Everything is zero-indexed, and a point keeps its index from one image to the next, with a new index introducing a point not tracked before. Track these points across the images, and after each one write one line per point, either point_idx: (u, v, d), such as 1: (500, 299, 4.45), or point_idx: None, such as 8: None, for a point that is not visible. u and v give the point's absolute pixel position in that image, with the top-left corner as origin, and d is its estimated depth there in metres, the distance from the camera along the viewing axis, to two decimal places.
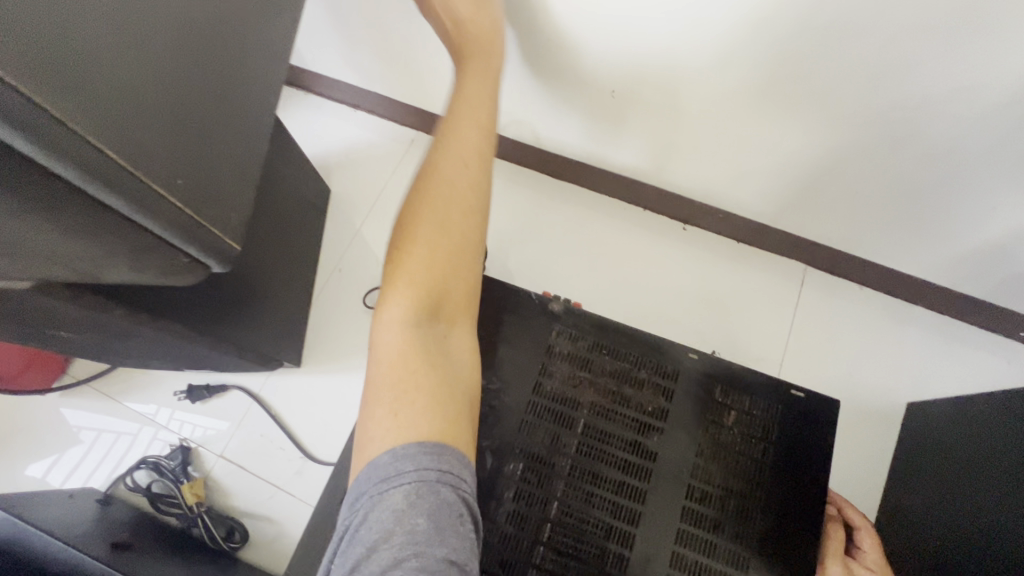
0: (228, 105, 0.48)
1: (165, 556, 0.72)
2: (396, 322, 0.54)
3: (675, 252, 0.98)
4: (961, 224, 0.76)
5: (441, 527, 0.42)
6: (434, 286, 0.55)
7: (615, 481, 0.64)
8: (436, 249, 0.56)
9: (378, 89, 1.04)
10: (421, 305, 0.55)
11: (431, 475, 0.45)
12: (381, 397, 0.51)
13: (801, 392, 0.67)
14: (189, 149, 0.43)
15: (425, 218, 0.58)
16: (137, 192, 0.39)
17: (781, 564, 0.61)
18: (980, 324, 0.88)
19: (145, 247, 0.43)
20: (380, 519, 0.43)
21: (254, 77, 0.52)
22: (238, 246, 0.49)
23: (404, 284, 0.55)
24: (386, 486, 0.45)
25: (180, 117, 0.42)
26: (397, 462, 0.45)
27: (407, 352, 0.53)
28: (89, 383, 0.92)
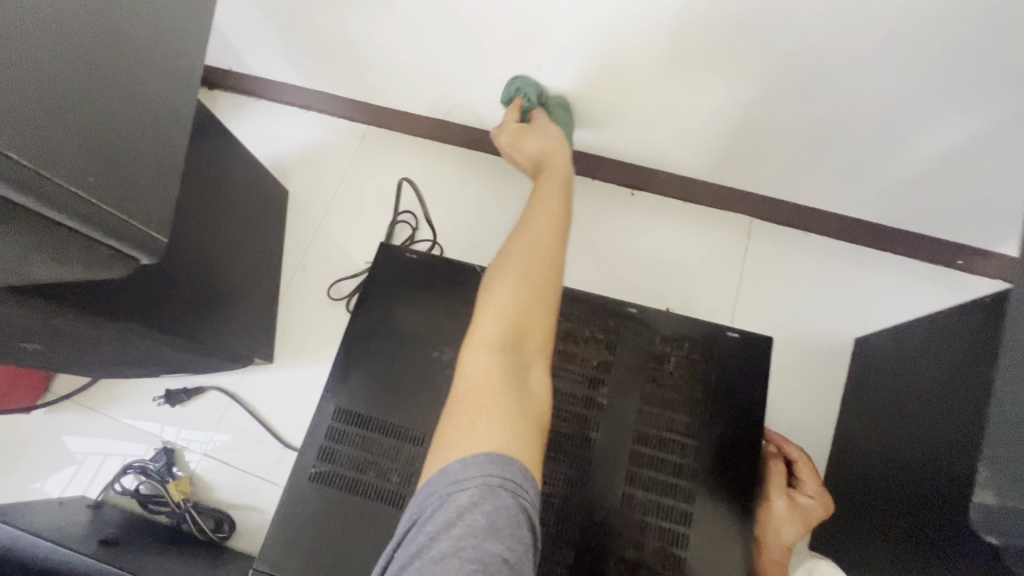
0: (138, 110, 0.51)
1: (154, 549, 0.76)
2: (482, 348, 0.56)
3: (624, 217, 1.01)
4: (886, 160, 0.79)
5: (498, 523, 0.43)
6: (516, 322, 0.57)
7: (567, 434, 0.68)
8: (523, 291, 0.58)
9: (324, 88, 1.06)
10: (504, 338, 0.56)
11: (495, 480, 0.45)
12: (461, 408, 0.52)
13: (736, 333, 0.70)
14: (101, 150, 0.47)
15: (510, 270, 0.61)
16: (50, 192, 0.42)
17: (729, 496, 0.65)
18: (919, 255, 0.92)
19: (69, 247, 0.45)
20: (445, 514, 0.44)
21: (167, 80, 0.55)
22: (162, 238, 0.53)
23: (495, 316, 0.57)
24: (454, 489, 0.46)
25: (88, 126, 0.46)
26: (465, 468, 0.46)
27: (489, 376, 0.53)
28: (72, 398, 0.96)
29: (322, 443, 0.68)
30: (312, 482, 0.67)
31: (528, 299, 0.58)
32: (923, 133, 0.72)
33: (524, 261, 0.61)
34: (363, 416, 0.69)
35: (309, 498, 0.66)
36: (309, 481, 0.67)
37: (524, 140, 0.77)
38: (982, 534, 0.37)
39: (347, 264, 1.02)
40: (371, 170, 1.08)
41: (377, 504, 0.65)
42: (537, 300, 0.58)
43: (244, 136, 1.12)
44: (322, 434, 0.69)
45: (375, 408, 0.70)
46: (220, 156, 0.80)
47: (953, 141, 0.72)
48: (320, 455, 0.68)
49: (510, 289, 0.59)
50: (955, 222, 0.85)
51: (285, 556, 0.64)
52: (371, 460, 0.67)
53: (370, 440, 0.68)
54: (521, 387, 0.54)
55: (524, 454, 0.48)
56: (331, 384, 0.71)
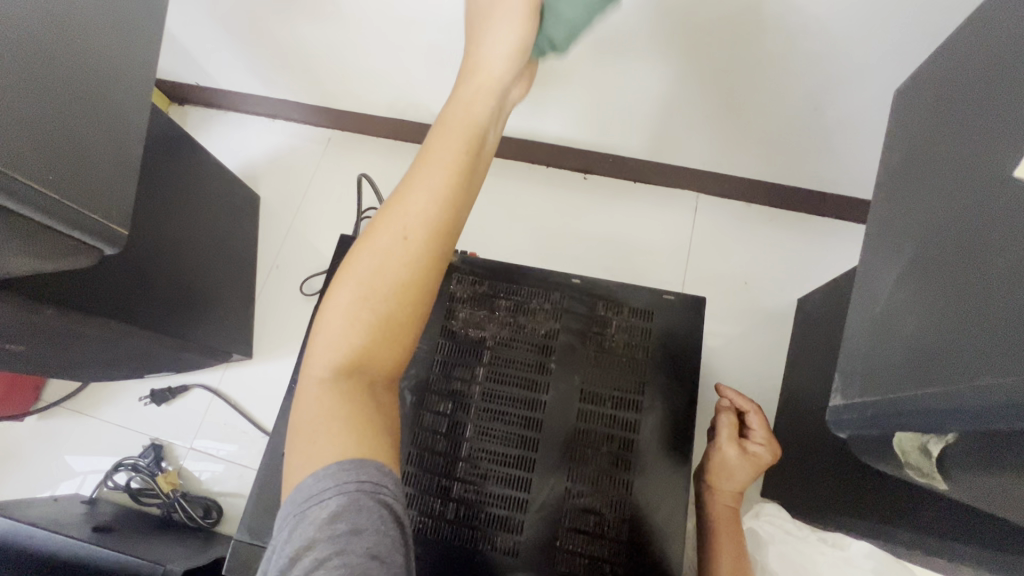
0: (94, 118, 0.56)
1: (145, 535, 0.81)
2: (329, 346, 0.49)
3: (578, 200, 1.07)
4: (804, 131, 0.84)
5: (361, 524, 0.41)
6: (381, 329, 0.49)
7: (520, 398, 0.73)
8: (382, 288, 0.49)
9: (288, 97, 1.11)
10: (361, 347, 0.49)
11: (351, 486, 0.43)
12: (306, 421, 0.48)
13: (672, 295, 0.76)
14: (63, 154, 0.52)
15: (359, 249, 0.51)
16: (18, 189, 0.47)
17: (668, 444, 0.70)
18: (851, 219, 0.98)
19: (36, 236, 0.50)
20: (303, 531, 0.41)
21: (122, 93, 0.60)
22: (124, 232, 0.58)
23: (344, 317, 0.49)
24: (308, 503, 0.43)
25: (53, 135, 0.51)
26: (318, 481, 0.44)
27: (334, 390, 0.48)
28: (62, 403, 1.01)
29: (294, 421, 0.73)
30: (285, 458, 0.71)
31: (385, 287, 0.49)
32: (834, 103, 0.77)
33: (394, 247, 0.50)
34: None
35: (283, 473, 0.71)
36: (283, 458, 0.71)
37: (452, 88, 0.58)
38: (836, 430, 0.47)
39: (318, 261, 1.07)
40: (337, 171, 1.14)
41: None
42: (387, 301, 0.49)
43: (215, 146, 1.17)
44: (293, 413, 0.74)
45: None
46: (186, 165, 0.85)
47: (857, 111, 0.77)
48: (292, 432, 0.73)
49: (358, 290, 0.49)
50: None
51: (262, 527, 0.69)
52: None
53: None
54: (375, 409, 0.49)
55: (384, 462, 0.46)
56: (301, 366, 0.76)
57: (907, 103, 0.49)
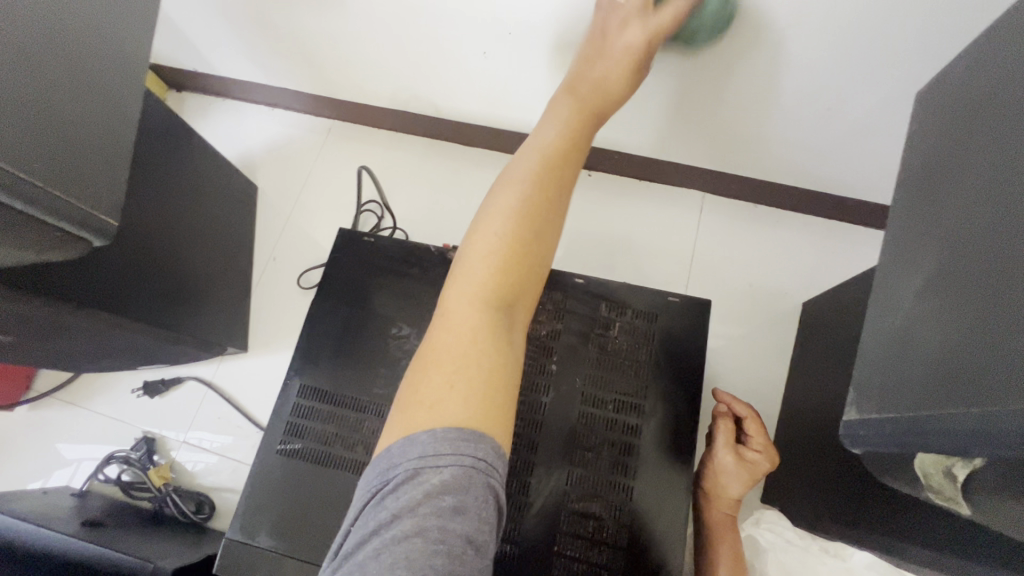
0: (83, 104, 0.54)
1: (135, 530, 0.80)
2: (465, 298, 0.51)
3: (582, 197, 1.05)
4: (814, 133, 0.82)
5: (466, 504, 0.42)
6: (519, 274, 0.52)
7: (521, 398, 0.71)
8: (520, 240, 0.53)
9: (288, 86, 1.09)
10: (504, 289, 0.52)
11: (468, 460, 0.43)
12: (431, 367, 0.49)
13: (677, 298, 0.75)
14: (56, 143, 0.50)
15: (491, 214, 0.54)
16: (5, 177, 0.45)
17: (670, 448, 0.69)
18: (859, 222, 0.96)
19: (23, 229, 0.48)
20: (409, 492, 0.42)
21: (115, 81, 0.58)
22: (115, 223, 0.57)
23: (487, 263, 0.52)
24: (422, 462, 0.43)
25: (46, 123, 0.50)
26: (437, 442, 0.44)
27: (476, 325, 0.50)
28: (54, 394, 0.99)
29: (290, 418, 0.72)
30: (280, 456, 0.70)
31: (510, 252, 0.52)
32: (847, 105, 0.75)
33: (530, 198, 0.54)
34: (327, 392, 0.73)
35: (277, 471, 0.69)
36: (277, 456, 0.70)
37: (569, 70, 0.64)
38: (850, 445, 0.44)
39: (316, 255, 1.06)
40: (337, 162, 1.12)
41: (343, 473, 0.69)
42: (521, 248, 0.52)
43: (213, 135, 1.15)
44: (289, 410, 0.72)
45: (338, 384, 0.73)
46: (183, 155, 0.83)
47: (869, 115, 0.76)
48: (287, 429, 0.71)
49: (499, 239, 0.52)
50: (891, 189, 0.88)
51: (256, 526, 0.67)
52: (336, 432, 0.71)
53: (335, 414, 0.72)
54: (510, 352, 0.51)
55: (494, 432, 0.46)
56: (297, 362, 0.75)
57: (928, 108, 0.47)
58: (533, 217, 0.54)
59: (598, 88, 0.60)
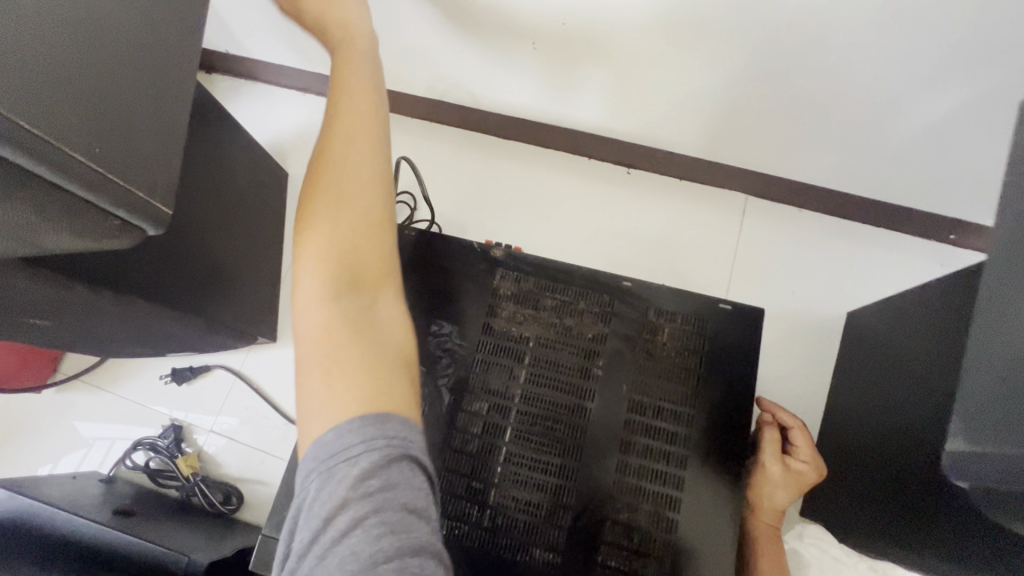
0: (139, 82, 0.52)
1: (164, 520, 0.79)
2: (311, 301, 0.52)
3: (621, 195, 1.02)
4: (872, 135, 0.80)
5: (395, 480, 0.43)
6: (347, 256, 0.54)
7: (564, 403, 0.70)
8: (339, 238, 0.54)
9: (322, 71, 1.07)
10: (339, 277, 0.53)
11: (379, 443, 0.44)
12: (307, 377, 0.49)
13: (729, 304, 0.72)
14: (111, 124, 0.48)
15: (321, 196, 0.56)
16: (58, 158, 0.43)
17: (719, 460, 0.67)
18: (909, 231, 0.93)
19: (77, 214, 0.47)
20: (334, 488, 0.43)
21: (171, 59, 0.56)
22: (169, 211, 0.54)
23: (314, 264, 0.53)
24: (336, 460, 0.44)
25: (100, 102, 0.47)
26: (344, 437, 0.45)
27: (328, 324, 0.51)
28: (80, 377, 0.98)
29: None
30: None
31: (345, 239, 0.54)
32: (915, 105, 0.72)
33: (348, 193, 0.56)
34: None
35: None
36: None
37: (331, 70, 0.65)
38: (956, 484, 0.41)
39: None
40: None
41: None
42: (352, 238, 0.55)
43: (242, 119, 1.13)
44: None
45: None
46: (223, 138, 0.81)
47: (936, 118, 0.73)
48: None
49: (322, 237, 0.55)
50: (945, 197, 0.85)
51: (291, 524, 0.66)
52: None
53: None
54: (372, 326, 0.52)
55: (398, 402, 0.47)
56: None
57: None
58: (366, 203, 0.56)
59: (364, 87, 0.63)
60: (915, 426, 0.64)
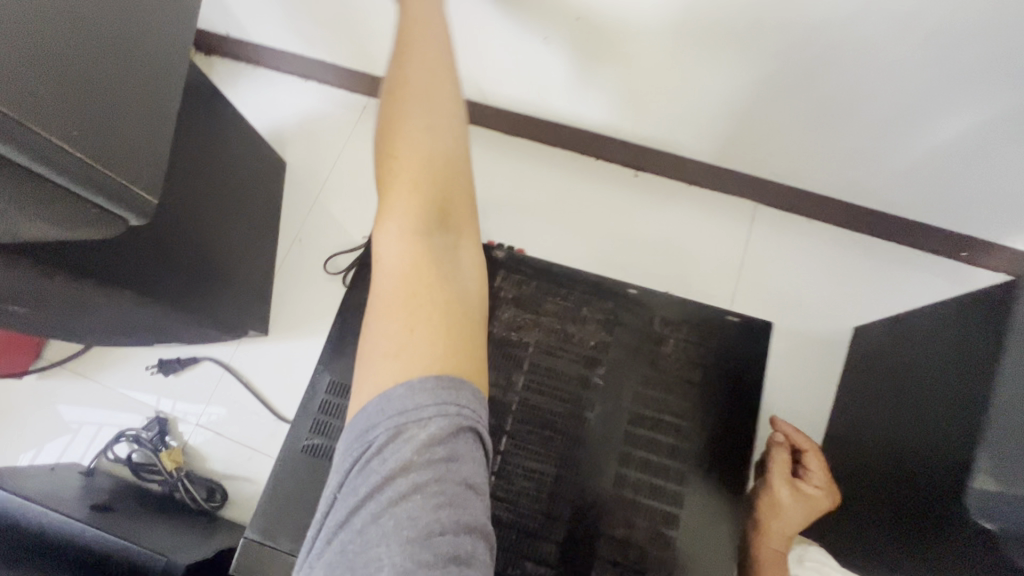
0: (128, 69, 0.50)
1: (144, 517, 0.76)
2: (398, 236, 0.50)
3: (627, 198, 1.00)
4: (889, 148, 0.78)
5: (461, 451, 0.42)
6: (434, 194, 0.51)
7: (562, 412, 0.67)
8: (428, 175, 0.52)
9: (324, 57, 1.04)
10: (424, 216, 0.51)
11: (452, 409, 0.43)
12: (391, 313, 0.48)
13: (736, 317, 0.70)
14: (95, 111, 0.46)
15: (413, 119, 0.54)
16: (40, 146, 0.41)
17: (719, 478, 0.65)
18: (921, 247, 0.91)
19: (55, 203, 0.44)
20: (399, 450, 0.41)
21: (162, 46, 0.54)
22: (155, 200, 0.51)
23: (401, 197, 0.50)
24: (404, 419, 0.42)
25: (85, 89, 0.45)
26: (414, 396, 0.43)
27: (409, 266, 0.49)
28: (64, 364, 0.95)
29: (317, 415, 0.68)
30: (305, 454, 0.66)
31: (439, 164, 0.52)
32: (937, 117, 0.70)
33: (433, 122, 0.53)
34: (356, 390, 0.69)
35: (302, 470, 0.65)
36: (302, 453, 0.66)
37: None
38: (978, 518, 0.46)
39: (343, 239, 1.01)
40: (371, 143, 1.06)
41: None
42: (439, 178, 0.52)
43: (241, 104, 1.10)
44: (316, 405, 0.68)
45: None
46: (219, 123, 0.78)
47: (958, 132, 0.71)
48: (313, 427, 0.67)
49: (409, 162, 0.52)
50: (960, 214, 0.83)
51: (274, 528, 0.63)
52: None
53: None
54: (452, 274, 0.51)
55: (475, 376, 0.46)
56: (327, 354, 0.71)
57: None
58: (451, 141, 0.53)
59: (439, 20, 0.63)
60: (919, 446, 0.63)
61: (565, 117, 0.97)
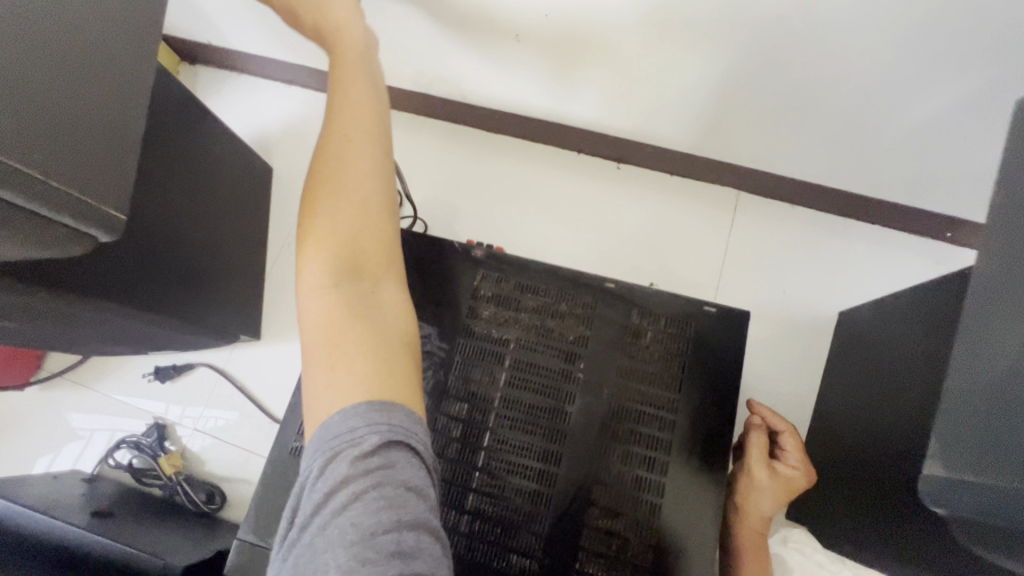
0: (97, 93, 0.52)
1: (144, 521, 0.78)
2: (317, 282, 0.52)
3: (610, 190, 1.00)
4: (863, 132, 0.77)
5: (397, 458, 0.44)
6: (348, 244, 0.54)
7: (543, 407, 0.68)
8: (341, 231, 0.54)
9: (305, 62, 1.04)
10: (339, 264, 0.53)
11: (383, 427, 0.45)
12: (313, 355, 0.50)
13: (714, 307, 0.70)
14: (66, 140, 0.48)
15: (323, 175, 0.56)
16: (12, 176, 0.44)
17: (701, 467, 0.66)
18: (906, 229, 0.91)
19: (18, 226, 0.46)
20: (337, 467, 0.43)
21: (128, 64, 0.55)
22: (124, 217, 0.54)
23: (315, 252, 0.53)
24: (341, 442, 0.44)
25: (56, 119, 0.48)
26: (347, 420, 0.45)
27: (330, 311, 0.51)
28: (65, 375, 0.98)
29: (304, 417, 0.69)
30: (293, 456, 0.68)
31: (350, 214, 0.55)
32: (910, 100, 0.70)
33: (341, 178, 0.56)
34: None
35: (290, 471, 0.67)
36: (290, 456, 0.68)
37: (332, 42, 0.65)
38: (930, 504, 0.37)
39: None
40: None
41: None
42: (351, 228, 0.54)
43: (226, 111, 1.11)
44: (303, 408, 0.70)
45: None
46: (195, 134, 0.79)
47: (932, 115, 0.70)
48: (300, 429, 0.69)
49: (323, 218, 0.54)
50: (940, 194, 0.83)
51: (266, 529, 0.65)
52: None
53: None
54: (371, 309, 0.52)
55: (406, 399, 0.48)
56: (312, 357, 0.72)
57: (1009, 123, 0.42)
58: (361, 193, 0.56)
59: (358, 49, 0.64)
60: (894, 429, 0.63)
61: (546, 113, 0.97)
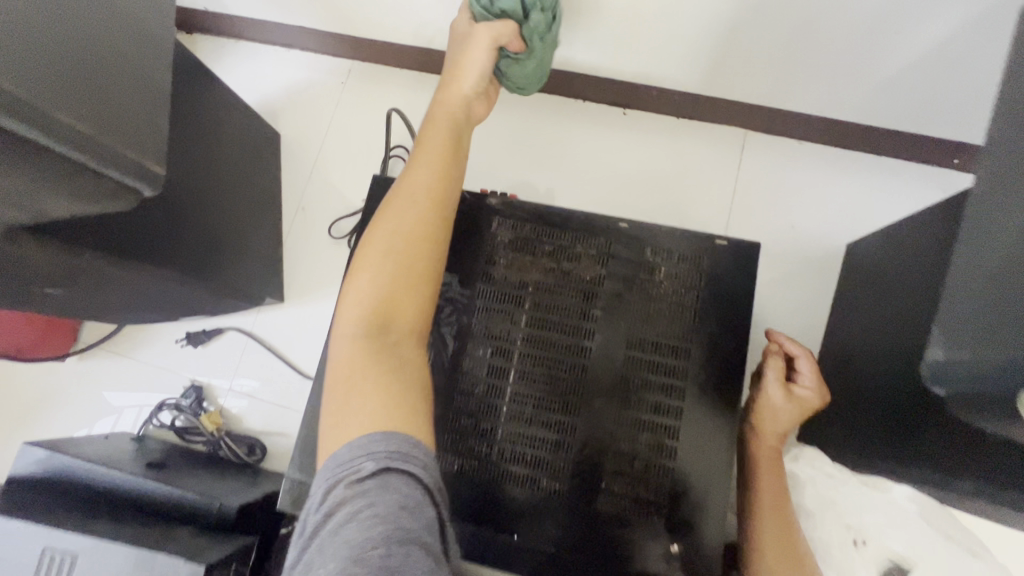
0: (124, 51, 0.56)
1: (193, 471, 0.84)
2: (348, 332, 0.53)
3: (617, 136, 1.01)
4: (871, 62, 0.77)
5: (392, 480, 0.43)
6: (382, 304, 0.53)
7: (564, 344, 0.72)
8: (380, 288, 0.54)
9: (304, 23, 1.03)
10: (369, 318, 0.53)
11: (381, 452, 0.44)
12: (333, 397, 0.50)
13: (725, 241, 0.73)
14: (97, 105, 0.52)
15: (377, 227, 0.57)
16: (71, 131, 0.48)
17: (717, 390, 0.69)
18: (913, 157, 0.92)
19: (70, 175, 0.50)
20: (336, 492, 0.43)
21: (145, 24, 0.60)
22: (159, 168, 0.57)
23: (352, 302, 0.54)
24: (339, 473, 0.44)
25: (90, 85, 0.51)
26: (349, 449, 0.45)
27: (355, 355, 0.51)
28: (102, 345, 1.02)
29: None
30: None
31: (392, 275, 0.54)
32: (915, 23, 0.69)
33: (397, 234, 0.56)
34: None
35: None
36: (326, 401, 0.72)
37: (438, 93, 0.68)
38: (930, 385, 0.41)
39: (345, 202, 1.04)
40: (360, 105, 1.07)
41: None
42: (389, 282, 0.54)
43: (228, 78, 1.11)
44: None
45: None
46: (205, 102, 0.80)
47: (936, 39, 0.70)
48: None
49: (370, 264, 0.55)
50: (947, 119, 0.83)
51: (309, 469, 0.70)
52: None
53: None
54: (388, 361, 0.51)
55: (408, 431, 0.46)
56: None
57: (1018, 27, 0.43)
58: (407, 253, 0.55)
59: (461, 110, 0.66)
60: (905, 347, 0.66)
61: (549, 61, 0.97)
